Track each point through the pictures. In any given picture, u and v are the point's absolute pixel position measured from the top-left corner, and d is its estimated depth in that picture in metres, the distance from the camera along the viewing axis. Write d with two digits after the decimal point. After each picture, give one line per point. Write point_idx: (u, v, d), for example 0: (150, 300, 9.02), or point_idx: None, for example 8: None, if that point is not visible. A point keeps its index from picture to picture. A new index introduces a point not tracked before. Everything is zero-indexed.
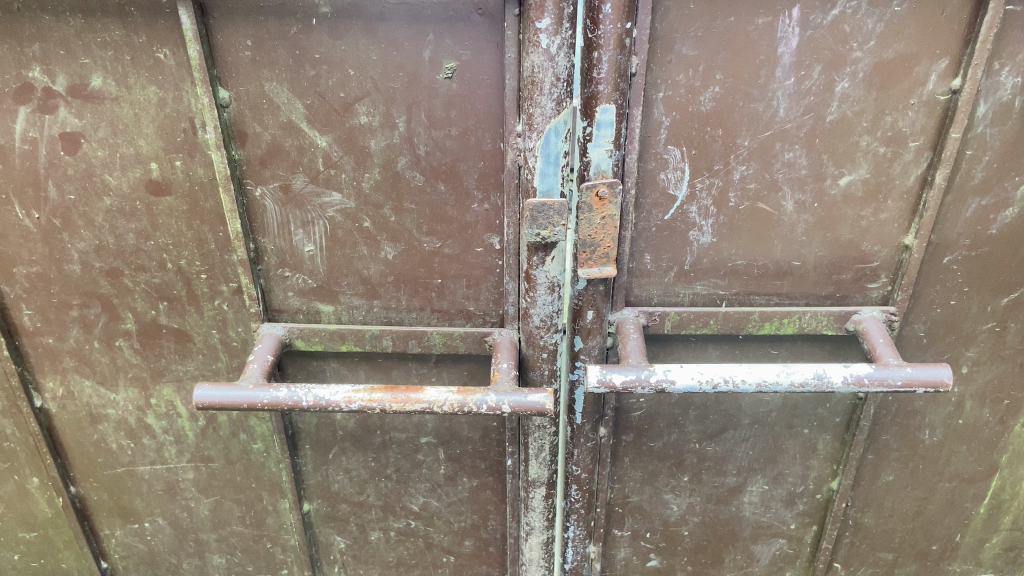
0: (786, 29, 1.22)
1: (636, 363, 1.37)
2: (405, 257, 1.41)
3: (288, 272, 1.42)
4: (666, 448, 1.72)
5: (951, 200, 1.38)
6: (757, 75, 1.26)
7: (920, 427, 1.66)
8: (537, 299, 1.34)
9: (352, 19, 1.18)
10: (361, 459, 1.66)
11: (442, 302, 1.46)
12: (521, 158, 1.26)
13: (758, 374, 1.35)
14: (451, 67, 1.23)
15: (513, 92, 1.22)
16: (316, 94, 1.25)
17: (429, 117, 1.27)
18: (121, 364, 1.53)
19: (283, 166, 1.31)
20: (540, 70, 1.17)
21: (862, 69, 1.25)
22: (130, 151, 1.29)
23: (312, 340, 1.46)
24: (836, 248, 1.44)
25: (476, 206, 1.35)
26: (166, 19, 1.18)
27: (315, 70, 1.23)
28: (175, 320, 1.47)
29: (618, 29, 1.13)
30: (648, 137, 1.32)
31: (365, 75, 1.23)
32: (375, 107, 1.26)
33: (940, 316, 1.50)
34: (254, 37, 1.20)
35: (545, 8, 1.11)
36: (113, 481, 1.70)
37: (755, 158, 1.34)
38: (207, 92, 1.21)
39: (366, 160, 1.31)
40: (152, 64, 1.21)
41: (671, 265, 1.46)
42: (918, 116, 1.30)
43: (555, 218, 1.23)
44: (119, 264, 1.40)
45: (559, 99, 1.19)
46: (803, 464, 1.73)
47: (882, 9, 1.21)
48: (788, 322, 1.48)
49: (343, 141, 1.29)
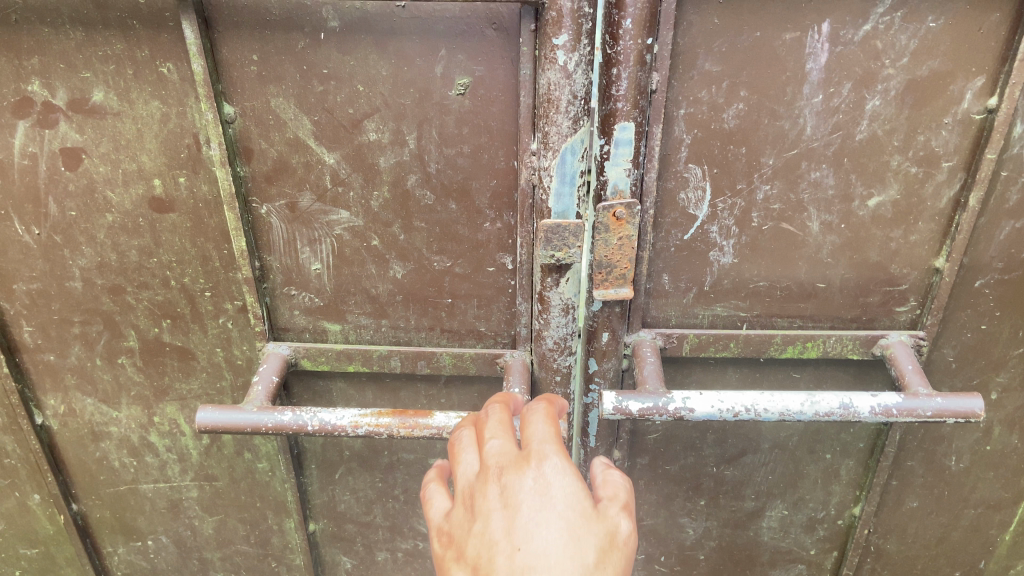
0: (815, 44, 1.17)
1: (654, 390, 1.32)
2: (414, 276, 1.37)
3: (294, 290, 1.39)
4: (682, 471, 1.67)
5: (984, 222, 1.32)
6: (783, 92, 1.21)
7: (946, 453, 1.59)
8: (551, 321, 1.31)
9: (361, 33, 1.14)
10: (368, 479, 1.62)
11: (453, 322, 1.42)
12: (536, 177, 1.20)
13: (781, 403, 1.29)
14: (464, 84, 1.18)
15: (528, 108, 1.16)
16: (324, 110, 1.21)
17: (440, 134, 1.23)
18: (124, 382, 1.49)
19: (290, 183, 1.28)
20: (556, 87, 1.11)
21: (894, 86, 1.20)
22: (133, 167, 1.25)
23: (318, 360, 1.43)
24: (863, 270, 1.38)
25: (488, 225, 1.31)
26: (169, 32, 1.13)
27: (323, 86, 1.18)
28: (178, 338, 1.43)
29: (638, 45, 1.09)
30: (668, 155, 1.27)
31: (375, 91, 1.19)
32: (385, 123, 1.21)
33: (971, 341, 1.44)
34: (260, 51, 1.16)
35: (563, 23, 1.05)
36: (115, 499, 1.67)
37: (779, 177, 1.29)
38: (212, 108, 1.16)
39: (375, 177, 1.27)
40: (155, 78, 1.17)
41: (690, 285, 1.41)
42: (952, 135, 1.24)
43: (571, 240, 1.20)
44: (121, 281, 1.36)
45: (577, 117, 1.13)
46: (825, 489, 1.67)
47: (917, 25, 1.15)
48: (812, 346, 1.43)
49: (352, 157, 1.25)
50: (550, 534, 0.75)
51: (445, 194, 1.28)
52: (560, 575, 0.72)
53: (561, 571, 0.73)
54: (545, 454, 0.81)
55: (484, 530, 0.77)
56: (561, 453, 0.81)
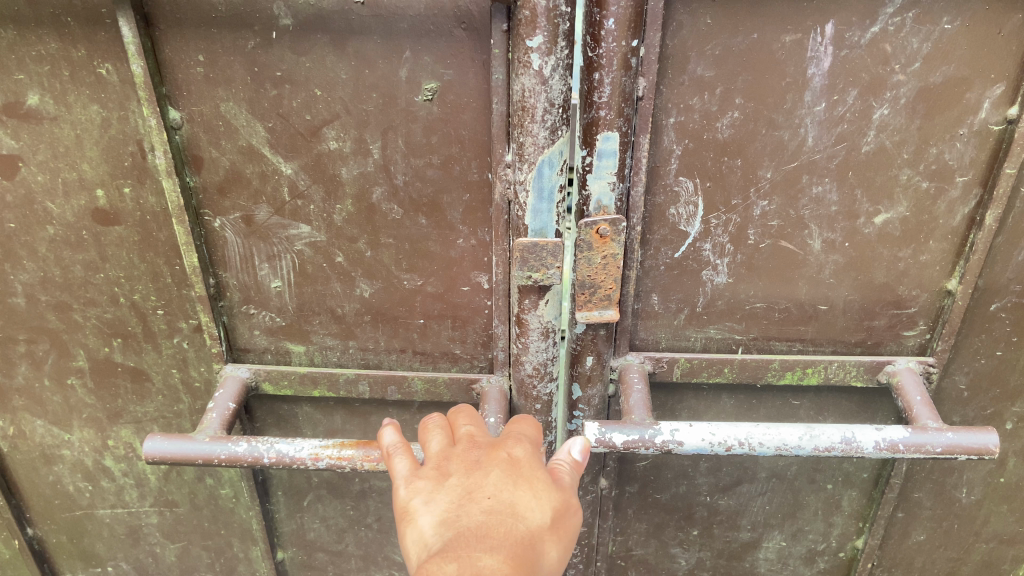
0: (818, 47, 1.06)
1: (639, 421, 1.21)
2: (383, 294, 1.28)
3: (253, 309, 1.31)
4: (673, 500, 1.56)
5: (1002, 242, 1.21)
6: (783, 99, 1.10)
7: (956, 485, 1.48)
8: (530, 346, 1.20)
9: (317, 32, 1.04)
10: (338, 506, 1.52)
11: (425, 344, 1.33)
12: (511, 192, 1.10)
13: (778, 436, 1.19)
14: (432, 88, 1.08)
15: (502, 117, 1.06)
16: (279, 116, 1.11)
17: (407, 144, 1.13)
18: (75, 403, 1.41)
19: (244, 195, 1.19)
20: (531, 94, 1.00)
21: (905, 94, 1.09)
22: (73, 176, 1.16)
23: (280, 384, 1.34)
24: (868, 292, 1.27)
25: (462, 241, 1.22)
26: (107, 30, 1.05)
27: (277, 90, 1.09)
28: (131, 359, 1.35)
29: (623, 47, 0.99)
30: (657, 167, 1.17)
31: (334, 96, 1.09)
32: (345, 132, 1.12)
33: (984, 368, 1.33)
34: (207, 51, 1.07)
35: (538, 23, 0.95)
36: (71, 524, 1.57)
37: (778, 192, 1.18)
38: (154, 113, 1.08)
39: (337, 190, 1.18)
40: (93, 80, 1.08)
41: (681, 306, 1.31)
42: (968, 148, 1.13)
43: (549, 259, 1.09)
44: (67, 297, 1.28)
45: (554, 127, 1.02)
46: (825, 521, 1.56)
47: (930, 28, 1.04)
48: (812, 372, 1.33)
49: (311, 168, 1.16)
50: (517, 491, 0.80)
51: (414, 208, 1.19)
52: (524, 523, 0.77)
53: (518, 519, 0.77)
54: (521, 442, 0.88)
55: (455, 484, 0.81)
56: (531, 443, 0.89)
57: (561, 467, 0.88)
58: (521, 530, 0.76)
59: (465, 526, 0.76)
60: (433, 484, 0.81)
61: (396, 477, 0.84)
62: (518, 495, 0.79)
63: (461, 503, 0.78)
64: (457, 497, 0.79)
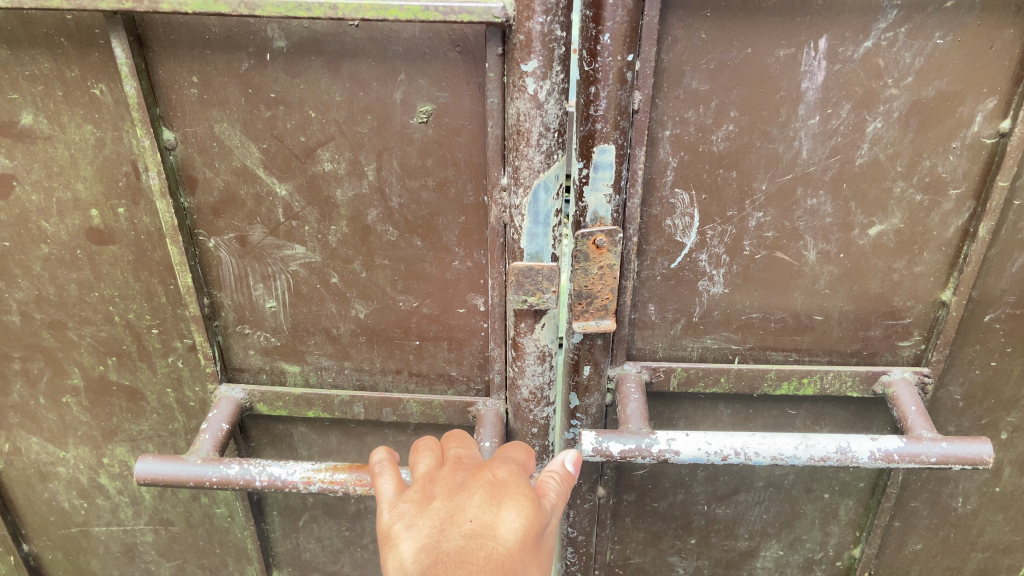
0: (811, 62, 1.08)
1: (636, 430, 1.23)
2: (378, 314, 1.31)
3: (248, 328, 1.33)
4: (671, 509, 1.57)
5: (995, 253, 1.22)
6: (777, 113, 1.11)
7: (952, 494, 1.48)
8: (526, 369, 1.21)
9: (311, 55, 1.07)
10: (333, 527, 1.54)
11: (421, 365, 1.36)
12: (507, 216, 1.12)
13: (773, 446, 1.20)
14: (426, 111, 1.10)
15: (497, 141, 1.08)
16: (273, 137, 1.14)
17: (402, 165, 1.15)
18: (70, 421, 1.43)
19: (238, 215, 1.21)
20: (526, 118, 1.02)
21: (898, 107, 1.11)
22: (68, 197, 1.19)
23: (275, 404, 1.37)
24: (863, 302, 1.28)
25: (457, 263, 1.24)
26: (100, 51, 1.07)
27: (271, 111, 1.11)
28: (126, 377, 1.38)
29: (619, 62, 1.01)
30: (653, 179, 1.18)
31: (329, 117, 1.12)
32: (340, 153, 1.15)
33: (979, 378, 1.34)
34: (201, 73, 1.09)
35: (533, 48, 0.96)
36: (67, 541, 1.60)
37: (773, 204, 1.20)
38: (147, 134, 1.11)
39: (332, 212, 1.20)
40: (87, 100, 1.11)
41: (678, 316, 1.32)
42: (960, 161, 1.15)
43: (545, 283, 1.12)
44: (61, 315, 1.31)
45: (549, 151, 1.04)
46: (822, 530, 1.57)
47: (923, 42, 1.06)
48: (808, 382, 1.34)
49: (306, 189, 1.18)
50: (499, 512, 0.80)
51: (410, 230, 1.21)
52: (503, 543, 0.77)
53: (497, 539, 0.77)
54: (505, 464, 0.89)
55: (437, 509, 0.82)
56: (516, 465, 0.90)
57: (549, 482, 0.92)
58: (500, 551, 0.76)
59: (445, 550, 0.77)
60: (416, 510, 0.83)
61: (382, 505, 0.86)
62: (498, 516, 0.80)
63: (441, 528, 0.79)
64: (438, 521, 0.80)
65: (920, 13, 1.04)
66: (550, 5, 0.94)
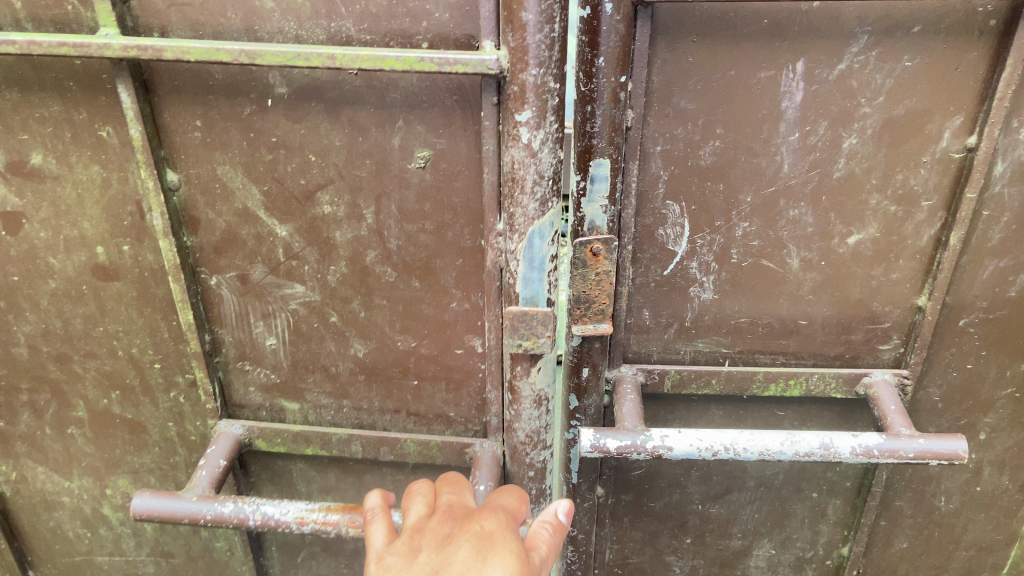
0: (790, 83, 1.17)
1: (631, 428, 1.30)
2: (377, 353, 1.40)
3: (248, 366, 1.43)
4: (667, 509, 1.64)
5: (967, 261, 1.30)
6: (760, 129, 1.21)
7: (935, 493, 1.55)
8: (523, 411, 1.29)
9: (310, 101, 1.15)
10: (331, 564, 1.67)
11: (420, 405, 1.45)
12: (502, 261, 1.21)
13: (760, 442, 1.27)
14: (424, 156, 1.19)
15: (493, 187, 1.17)
16: (274, 180, 1.22)
17: (400, 209, 1.24)
18: (74, 452, 1.55)
19: (238, 254, 1.30)
20: (521, 166, 1.11)
21: (871, 125, 1.20)
22: (75, 234, 1.29)
23: (273, 441, 1.47)
24: (845, 307, 1.37)
25: (454, 305, 1.32)
26: (108, 95, 1.16)
27: (272, 154, 1.20)
28: (128, 411, 1.49)
29: (612, 83, 1.14)
30: (645, 192, 1.27)
31: (328, 161, 1.20)
32: (338, 197, 1.23)
33: (957, 381, 1.42)
34: (203, 117, 1.18)
35: (527, 100, 1.05)
36: (71, 567, 1.73)
37: (757, 214, 1.28)
38: (151, 175, 1.20)
39: (331, 252, 1.29)
40: (95, 142, 1.21)
41: (671, 320, 1.40)
42: (931, 174, 1.23)
43: (539, 328, 1.21)
44: (67, 349, 1.42)
45: (543, 199, 1.13)
46: (812, 529, 1.64)
47: (892, 65, 1.15)
48: (795, 383, 1.42)
49: (306, 230, 1.27)
50: (479, 562, 0.86)
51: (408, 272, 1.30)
52: None
53: None
54: (490, 517, 0.95)
55: (422, 560, 0.88)
56: (503, 517, 0.95)
57: (539, 534, 0.99)
58: None
59: None
60: (403, 561, 0.89)
61: (373, 557, 0.93)
62: (478, 564, 0.85)
63: None
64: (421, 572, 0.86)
65: (888, 38, 1.13)
66: (542, 58, 1.03)
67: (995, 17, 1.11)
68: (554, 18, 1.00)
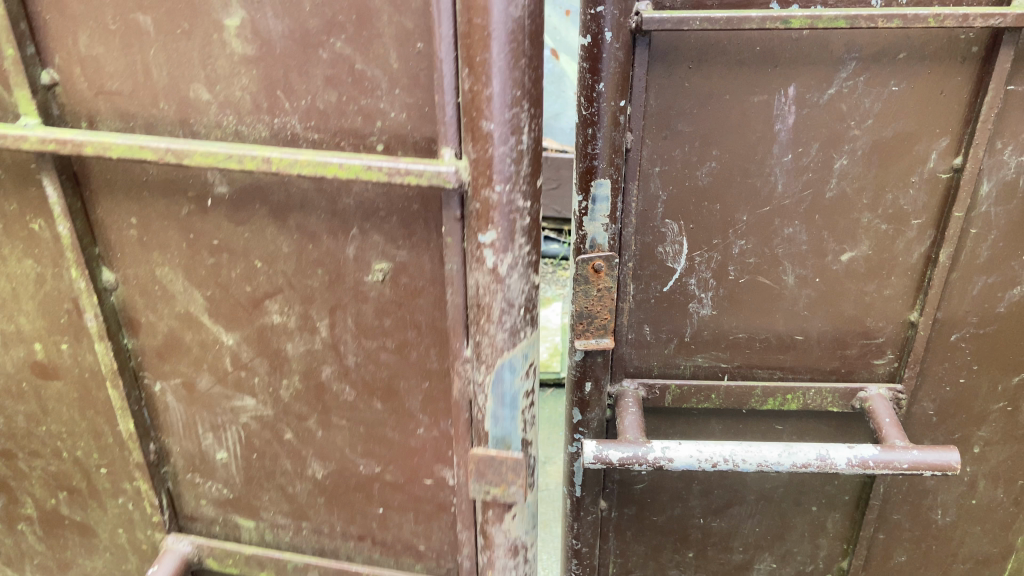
0: (783, 107, 1.22)
1: (633, 440, 1.34)
2: (336, 477, 1.35)
3: (198, 478, 1.41)
4: (669, 523, 1.67)
5: (956, 277, 1.35)
6: (754, 151, 1.26)
7: (932, 506, 1.58)
8: (497, 560, 1.23)
9: (255, 202, 1.10)
10: None
11: (385, 535, 1.39)
12: (470, 396, 1.14)
13: (758, 454, 1.30)
14: (382, 269, 1.12)
15: (458, 313, 1.09)
16: (219, 286, 1.19)
17: (358, 323, 1.18)
18: (25, 547, 1.58)
19: (182, 361, 1.28)
20: (488, 293, 1.03)
21: (861, 146, 1.25)
22: (13, 327, 1.29)
23: (225, 561, 1.44)
24: (839, 323, 1.41)
25: (422, 431, 1.25)
26: (35, 187, 1.14)
27: (214, 258, 1.16)
28: (76, 512, 1.49)
29: (612, 106, 1.21)
30: (645, 211, 1.32)
31: (276, 268, 1.15)
32: (288, 306, 1.18)
33: (950, 395, 1.46)
34: (139, 214, 1.15)
35: (490, 220, 0.98)
36: None
37: (753, 233, 1.33)
38: (82, 276, 1.18)
39: (284, 364, 1.25)
40: (25, 234, 1.19)
41: (671, 336, 1.44)
42: (920, 194, 1.28)
43: (511, 474, 1.15)
44: (11, 446, 1.44)
45: (515, 329, 1.07)
46: (812, 542, 1.67)
47: (880, 89, 1.20)
48: (792, 398, 1.46)
49: (254, 339, 1.23)
50: None
51: (369, 392, 1.24)
52: None
53: None
54: None
55: None
56: None
57: None
58: None
59: None
60: None
61: None
62: None
63: None
64: None
65: (876, 64, 1.19)
66: (507, 174, 0.96)
67: (977, 43, 1.16)
68: (521, 129, 0.94)
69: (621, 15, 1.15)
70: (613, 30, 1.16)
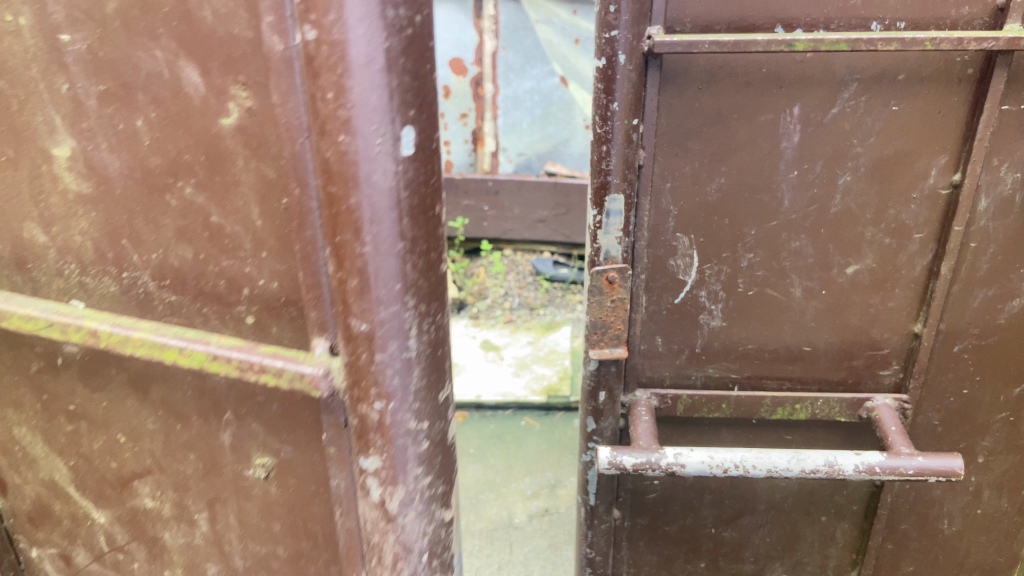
0: (788, 125, 1.29)
1: (646, 447, 1.38)
2: None
3: None
4: (681, 532, 1.70)
5: (958, 290, 1.40)
6: (762, 168, 1.32)
7: (938, 516, 1.61)
8: None
9: (111, 366, 1.05)
10: None
11: None
12: None
13: (768, 460, 1.34)
14: (264, 466, 1.03)
15: (350, 532, 1.01)
16: (78, 456, 1.18)
17: (244, 519, 1.10)
18: None
19: (50, 524, 1.30)
20: (378, 517, 0.97)
21: (863, 163, 1.31)
22: None
23: None
24: (846, 334, 1.46)
25: None
26: None
27: (75, 423, 1.15)
28: None
29: (625, 125, 1.27)
30: (657, 226, 1.38)
31: (145, 445, 1.11)
32: (161, 489, 1.14)
33: (954, 405, 1.50)
34: None
35: (373, 445, 0.91)
36: None
37: (761, 246, 1.39)
38: None
39: (167, 554, 1.21)
40: None
41: (682, 347, 1.49)
42: (921, 210, 1.34)
43: None
44: None
45: (411, 549, 1.00)
46: (822, 552, 1.70)
47: (881, 109, 1.27)
48: (800, 408, 1.51)
49: (132, 513, 1.19)
50: None
51: None
52: None
53: None
54: None
55: None
56: None
57: None
58: None
59: None
60: None
61: None
62: None
63: None
64: None
65: (876, 86, 1.25)
66: (389, 394, 0.89)
67: (972, 66, 1.23)
68: (407, 332, 0.88)
69: (634, 38, 1.22)
70: (627, 53, 1.22)
